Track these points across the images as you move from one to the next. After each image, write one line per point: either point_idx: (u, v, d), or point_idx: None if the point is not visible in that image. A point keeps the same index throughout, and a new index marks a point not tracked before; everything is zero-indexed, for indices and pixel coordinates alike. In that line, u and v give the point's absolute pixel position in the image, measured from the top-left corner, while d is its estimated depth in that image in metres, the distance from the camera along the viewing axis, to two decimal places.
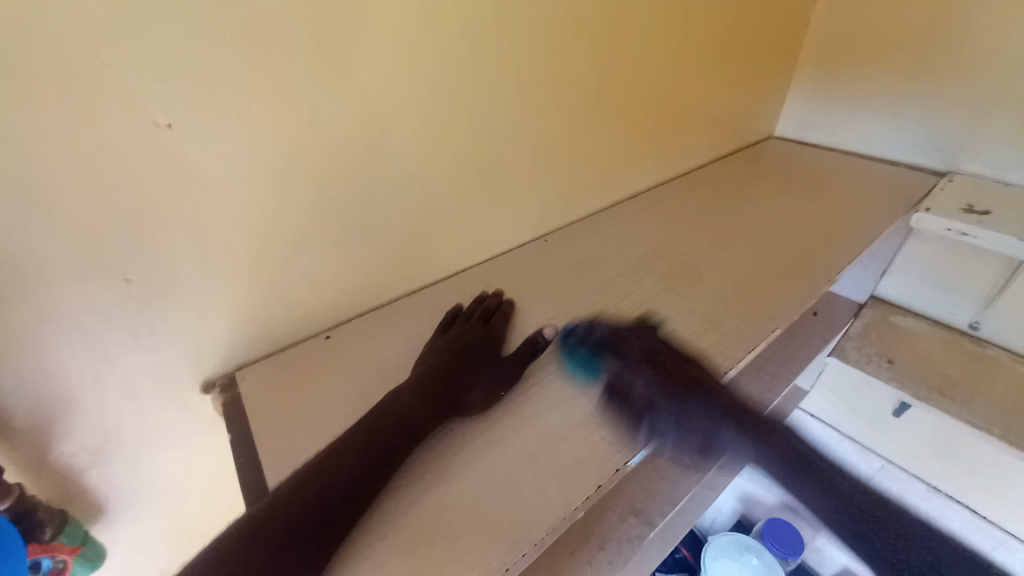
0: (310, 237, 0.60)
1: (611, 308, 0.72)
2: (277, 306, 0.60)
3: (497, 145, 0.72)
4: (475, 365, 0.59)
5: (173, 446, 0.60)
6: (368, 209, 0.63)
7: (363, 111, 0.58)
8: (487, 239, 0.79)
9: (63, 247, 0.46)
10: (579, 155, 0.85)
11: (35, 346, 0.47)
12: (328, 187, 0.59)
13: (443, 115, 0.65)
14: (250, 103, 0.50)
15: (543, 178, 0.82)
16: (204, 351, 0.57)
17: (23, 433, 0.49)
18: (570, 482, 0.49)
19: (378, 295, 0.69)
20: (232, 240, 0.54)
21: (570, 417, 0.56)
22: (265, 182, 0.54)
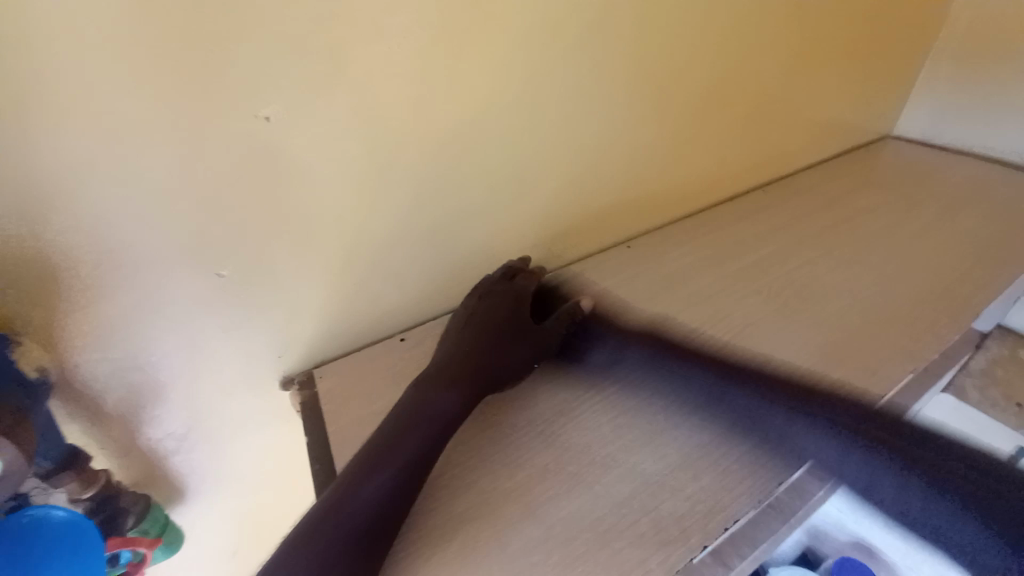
0: (396, 234, 0.56)
1: (712, 328, 0.64)
2: (357, 304, 0.57)
3: (597, 140, 0.65)
4: (509, 342, 0.56)
5: (248, 440, 0.58)
6: (457, 206, 0.59)
7: (462, 103, 0.53)
8: (573, 241, 0.72)
9: (160, 236, 0.44)
10: (681, 153, 0.76)
11: (128, 333, 0.46)
12: (419, 182, 0.55)
13: (545, 108, 0.59)
14: (352, 91, 0.46)
15: (639, 178, 0.74)
16: (285, 346, 0.55)
17: (113, 416, 0.49)
18: (670, 537, 0.42)
19: (456, 297, 0.65)
20: (320, 234, 0.51)
21: (666, 456, 0.49)
22: (358, 175, 0.51)
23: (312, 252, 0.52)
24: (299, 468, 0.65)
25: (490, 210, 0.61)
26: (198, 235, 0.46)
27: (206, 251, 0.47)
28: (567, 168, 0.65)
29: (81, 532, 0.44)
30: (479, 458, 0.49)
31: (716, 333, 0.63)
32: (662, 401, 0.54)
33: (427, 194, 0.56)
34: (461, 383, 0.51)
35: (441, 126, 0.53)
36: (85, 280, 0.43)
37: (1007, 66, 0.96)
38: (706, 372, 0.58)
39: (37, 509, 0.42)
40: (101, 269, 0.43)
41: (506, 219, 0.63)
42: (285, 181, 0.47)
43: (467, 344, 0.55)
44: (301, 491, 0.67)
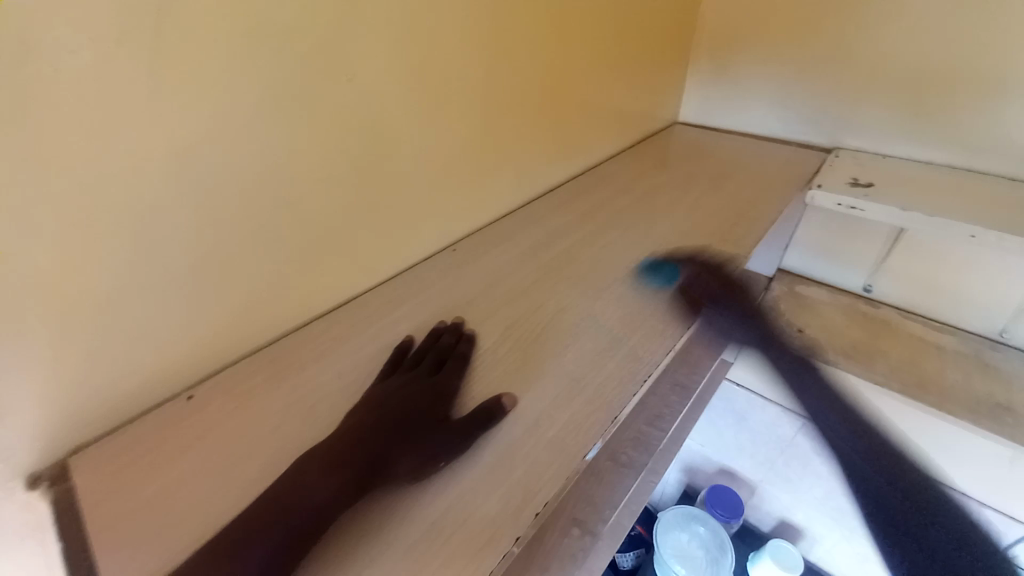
0: (152, 288, 0.49)
1: (524, 320, 0.67)
2: (118, 372, 0.50)
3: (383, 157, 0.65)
4: (417, 428, 0.51)
5: None
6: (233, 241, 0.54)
7: (204, 135, 0.48)
8: (389, 255, 0.72)
9: None
10: (481, 159, 0.80)
11: None
12: (166, 224, 0.48)
13: (315, 131, 0.57)
14: (40, 136, 0.39)
15: (443, 187, 0.76)
16: (19, 441, 0.45)
17: None
18: (481, 542, 0.43)
19: (258, 337, 0.61)
20: (33, 306, 0.43)
21: (486, 456, 0.50)
22: (85, 229, 0.43)
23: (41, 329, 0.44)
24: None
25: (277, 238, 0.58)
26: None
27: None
28: (359, 185, 0.64)
29: None
30: (343, 522, 0.44)
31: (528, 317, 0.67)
32: (541, 415, 0.54)
33: (188, 235, 0.50)
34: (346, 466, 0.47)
35: (183, 162, 0.48)
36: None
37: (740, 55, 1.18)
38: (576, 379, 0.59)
39: None
40: None
41: (301, 245, 0.60)
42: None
43: (361, 426, 0.51)
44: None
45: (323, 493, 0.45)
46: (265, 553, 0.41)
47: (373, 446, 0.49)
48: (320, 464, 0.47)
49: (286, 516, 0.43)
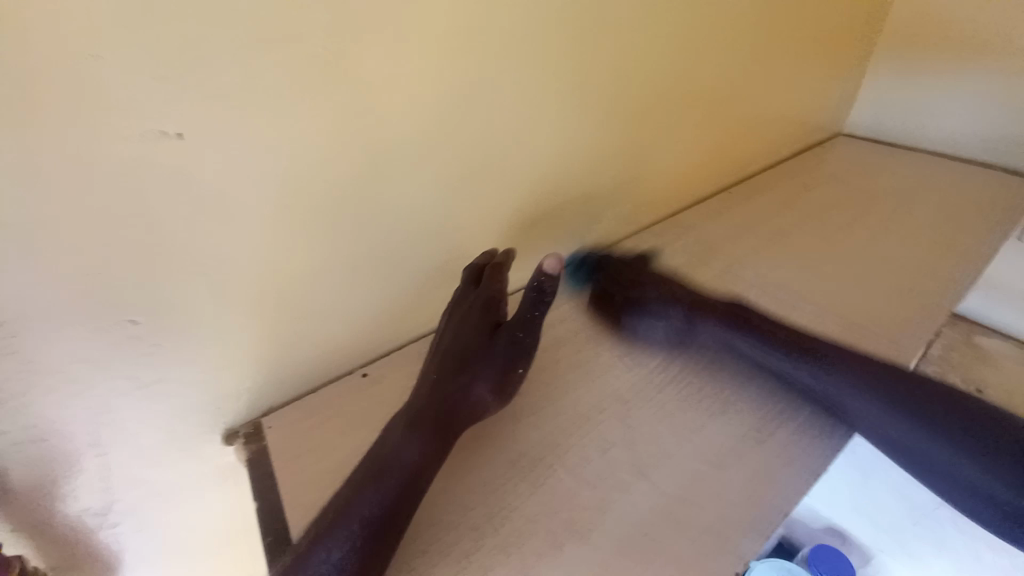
0: (344, 263, 0.50)
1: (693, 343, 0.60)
2: (306, 342, 0.51)
3: (560, 150, 0.61)
4: (470, 355, 0.49)
5: (191, 507, 0.51)
6: (402, 234, 0.53)
7: (409, 117, 0.48)
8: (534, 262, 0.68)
9: (54, 287, 0.37)
10: (649, 158, 0.73)
11: (27, 405, 0.39)
12: (365, 203, 0.49)
13: (503, 118, 0.54)
14: (271, 105, 0.40)
15: (609, 185, 0.70)
16: (225, 397, 0.48)
17: (22, 499, 0.41)
18: (624, 524, 0.44)
19: (422, 324, 0.59)
20: (252, 270, 0.45)
21: (605, 432, 0.51)
22: (287, 202, 0.44)
23: (237, 292, 0.45)
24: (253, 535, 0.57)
25: (439, 234, 0.56)
26: (89, 276, 0.38)
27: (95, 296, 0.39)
28: (522, 185, 0.60)
29: None
30: (441, 509, 0.44)
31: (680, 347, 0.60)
32: (642, 419, 0.52)
33: (367, 221, 0.50)
34: (425, 431, 0.44)
35: (379, 146, 0.47)
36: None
37: (953, 53, 0.92)
38: (663, 381, 0.56)
39: None
40: None
41: (460, 243, 0.58)
42: (194, 212, 0.40)
43: (418, 386, 0.48)
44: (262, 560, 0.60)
45: (408, 459, 0.42)
46: (364, 531, 0.38)
47: (432, 401, 0.46)
48: (396, 427, 0.45)
49: (371, 488, 0.40)
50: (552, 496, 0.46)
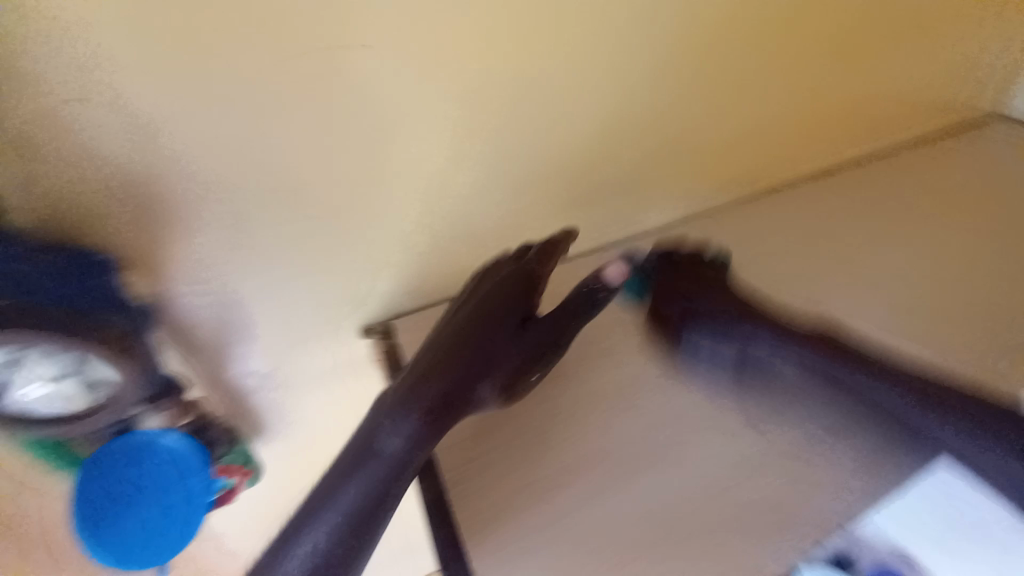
0: (478, 190, 0.54)
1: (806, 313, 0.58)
2: (436, 258, 0.56)
3: (697, 97, 0.59)
4: (502, 317, 0.46)
5: (326, 389, 0.58)
6: (539, 171, 0.55)
7: (554, 52, 0.49)
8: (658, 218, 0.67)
9: (258, 173, 0.43)
10: (788, 116, 0.68)
11: (224, 271, 0.46)
12: (504, 134, 0.51)
13: (646, 59, 0.53)
14: (442, 27, 0.43)
15: (740, 141, 0.66)
16: (368, 295, 0.54)
17: (208, 350, 0.49)
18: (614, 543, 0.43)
19: None
20: (405, 184, 0.50)
21: (598, 445, 0.48)
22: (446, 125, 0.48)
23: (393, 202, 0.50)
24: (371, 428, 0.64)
25: (569, 176, 0.57)
26: (285, 168, 0.44)
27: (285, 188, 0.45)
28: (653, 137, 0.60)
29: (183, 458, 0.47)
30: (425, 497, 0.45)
31: (802, 323, 0.53)
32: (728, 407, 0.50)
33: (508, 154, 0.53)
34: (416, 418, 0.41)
35: (529, 82, 0.50)
36: (176, 207, 0.42)
37: None
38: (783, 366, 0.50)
39: (147, 433, 0.45)
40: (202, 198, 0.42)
41: (585, 188, 0.59)
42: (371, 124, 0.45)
43: (438, 334, 0.46)
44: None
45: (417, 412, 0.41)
46: (357, 494, 0.39)
47: (453, 356, 0.43)
48: (425, 359, 0.44)
49: (360, 458, 0.39)
50: (630, 453, 0.48)
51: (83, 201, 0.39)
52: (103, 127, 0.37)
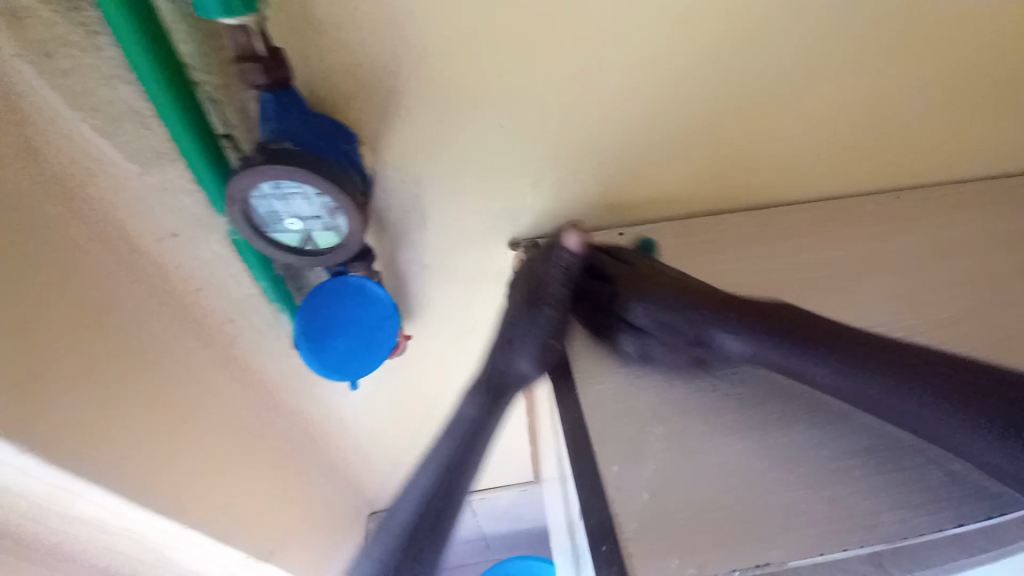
0: (653, 124, 0.53)
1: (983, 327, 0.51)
2: (593, 188, 0.57)
3: (946, 59, 0.54)
4: (512, 325, 0.54)
5: (469, 288, 0.64)
6: (716, 104, 0.53)
7: None
8: (820, 168, 0.61)
9: (462, 78, 0.46)
10: None
11: (415, 165, 0.50)
12: (702, 70, 0.50)
13: (904, 9, 0.50)
14: None
15: (973, 118, 0.60)
16: (524, 212, 0.57)
17: (390, 231, 0.55)
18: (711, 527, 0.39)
19: (684, 204, 0.61)
20: (589, 106, 0.50)
21: (657, 402, 0.47)
22: (643, 50, 0.48)
23: (575, 125, 0.51)
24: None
25: (748, 113, 0.54)
26: (486, 77, 0.46)
27: (489, 100, 0.48)
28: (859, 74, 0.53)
29: (379, 310, 0.45)
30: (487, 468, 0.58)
31: (948, 341, 0.49)
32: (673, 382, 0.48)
33: (697, 83, 0.51)
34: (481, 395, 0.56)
35: (747, 14, 0.47)
36: (387, 98, 0.45)
37: None
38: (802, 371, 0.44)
39: (354, 279, 0.43)
40: (410, 95, 0.46)
41: (760, 126, 0.55)
42: (576, 42, 0.46)
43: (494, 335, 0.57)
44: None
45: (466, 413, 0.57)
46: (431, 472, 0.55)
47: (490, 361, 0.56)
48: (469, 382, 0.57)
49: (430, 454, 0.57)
50: (689, 423, 0.45)
51: (330, 99, 0.44)
52: (342, 21, 0.41)
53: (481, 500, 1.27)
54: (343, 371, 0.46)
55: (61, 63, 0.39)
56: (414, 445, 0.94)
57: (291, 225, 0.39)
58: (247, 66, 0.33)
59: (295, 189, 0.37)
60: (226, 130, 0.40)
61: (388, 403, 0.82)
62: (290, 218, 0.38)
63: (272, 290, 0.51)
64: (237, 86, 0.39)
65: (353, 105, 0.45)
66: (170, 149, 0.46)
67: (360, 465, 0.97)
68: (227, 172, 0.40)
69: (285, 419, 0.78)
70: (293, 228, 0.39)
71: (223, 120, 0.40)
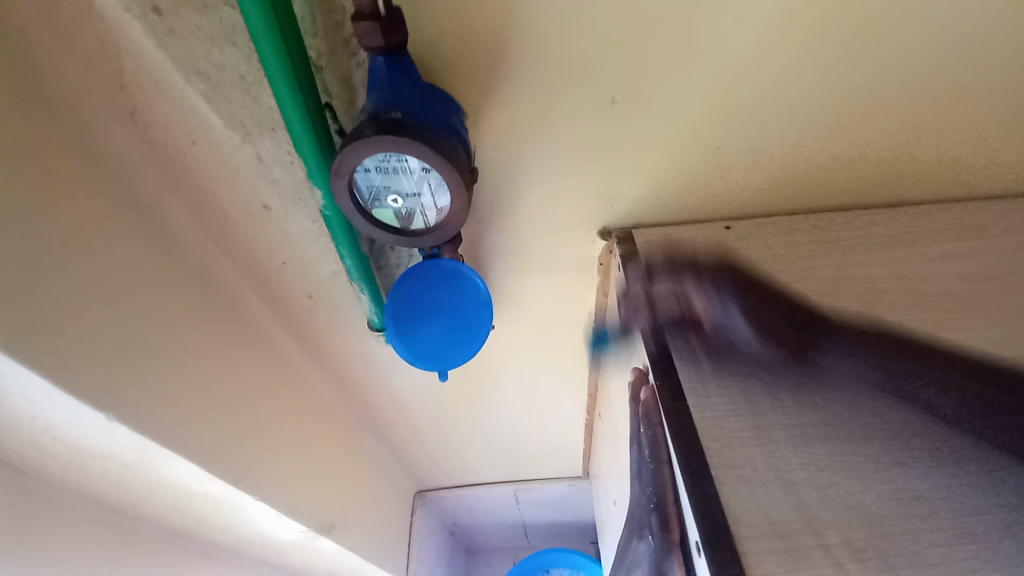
0: (786, 106, 0.46)
1: None
2: (704, 176, 0.51)
3: None
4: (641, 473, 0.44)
5: (551, 278, 0.60)
6: (867, 80, 0.45)
7: None
8: (981, 162, 0.52)
9: (578, 49, 0.41)
10: None
11: (515, 144, 0.47)
12: (851, 43, 0.43)
13: None
14: None
15: None
16: (622, 199, 0.52)
17: (478, 212, 0.52)
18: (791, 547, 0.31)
19: (803, 200, 0.54)
20: (715, 83, 0.44)
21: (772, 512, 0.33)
22: (791, 18, 0.41)
23: (697, 102, 0.45)
24: (582, 327, 0.68)
25: (898, 96, 0.46)
26: (604, 46, 0.42)
27: (604, 68, 0.43)
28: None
29: (474, 295, 0.42)
30: None
31: None
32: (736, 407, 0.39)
33: (850, 53, 0.43)
34: None
35: None
36: (496, 69, 0.42)
37: None
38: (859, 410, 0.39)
39: (448, 262, 0.41)
40: (521, 66, 0.42)
41: (913, 107, 0.47)
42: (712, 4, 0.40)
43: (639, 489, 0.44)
44: (574, 350, 0.73)
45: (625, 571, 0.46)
46: None
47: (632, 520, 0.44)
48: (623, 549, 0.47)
49: None
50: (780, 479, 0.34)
51: (436, 69, 0.41)
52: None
53: (531, 490, 1.26)
54: (435, 354, 0.45)
55: (167, 18, 0.38)
56: (472, 431, 0.92)
57: (392, 202, 0.38)
58: (365, 26, 0.31)
59: (401, 161, 0.35)
60: (328, 98, 0.38)
61: (454, 389, 0.80)
62: (393, 194, 0.37)
63: (357, 270, 0.49)
64: (344, 51, 0.37)
65: (457, 71, 0.42)
66: (270, 118, 0.44)
67: (417, 447, 0.97)
68: (327, 145, 0.38)
69: (351, 394, 0.79)
70: (395, 206, 0.38)
71: (327, 87, 0.38)
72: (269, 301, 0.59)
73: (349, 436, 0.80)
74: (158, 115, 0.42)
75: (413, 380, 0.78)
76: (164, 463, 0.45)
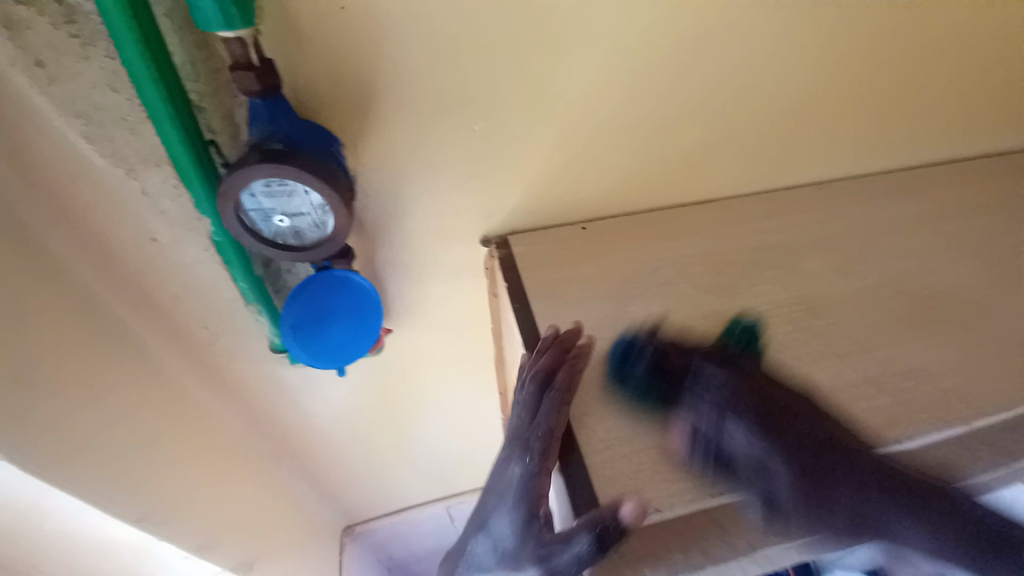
0: (613, 130, 0.59)
1: (895, 294, 0.61)
2: (561, 188, 0.62)
3: (850, 77, 0.64)
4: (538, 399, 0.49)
5: (446, 285, 0.67)
6: (670, 109, 0.59)
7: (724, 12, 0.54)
8: (761, 165, 0.69)
9: (440, 90, 0.50)
10: (934, 105, 0.72)
11: (396, 168, 0.54)
12: (653, 82, 0.56)
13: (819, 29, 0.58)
14: None
15: (877, 120, 0.70)
16: (496, 210, 0.62)
17: (370, 230, 0.58)
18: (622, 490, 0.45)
19: (641, 201, 0.67)
20: (556, 113, 0.56)
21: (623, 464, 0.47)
22: (604, 65, 0.54)
23: (545, 130, 0.56)
24: (481, 328, 0.75)
25: (693, 120, 0.61)
26: (461, 87, 0.51)
27: (464, 106, 0.52)
28: (788, 82, 0.61)
29: (364, 296, 0.49)
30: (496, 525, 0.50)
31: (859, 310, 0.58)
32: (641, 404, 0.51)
33: (652, 88, 0.57)
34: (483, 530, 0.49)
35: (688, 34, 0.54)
36: (370, 106, 0.49)
37: None
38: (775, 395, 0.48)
39: (339, 271, 0.47)
40: (392, 103, 0.50)
41: (707, 128, 0.62)
42: (542, 56, 0.51)
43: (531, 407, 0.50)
44: (478, 352, 0.79)
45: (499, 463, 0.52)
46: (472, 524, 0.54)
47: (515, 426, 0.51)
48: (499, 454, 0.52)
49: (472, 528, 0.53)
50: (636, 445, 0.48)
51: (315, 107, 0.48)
52: (330, 36, 0.45)
53: (463, 502, 1.28)
54: (333, 354, 0.50)
55: (50, 69, 0.41)
56: (394, 449, 0.95)
57: (278, 221, 0.43)
58: (242, 74, 0.37)
59: (283, 184, 0.40)
60: (212, 134, 0.43)
61: (370, 406, 0.83)
62: (277, 214, 0.42)
63: (252, 291, 0.52)
64: (225, 92, 0.42)
65: (335, 108, 0.48)
66: (157, 155, 0.47)
67: (338, 473, 0.97)
68: (213, 174, 0.43)
69: (264, 424, 0.79)
70: (282, 224, 0.43)
71: (209, 124, 0.42)
72: (166, 334, 0.59)
73: (264, 469, 0.79)
74: (41, 159, 0.44)
75: (327, 402, 0.80)
76: (63, 510, 0.44)
